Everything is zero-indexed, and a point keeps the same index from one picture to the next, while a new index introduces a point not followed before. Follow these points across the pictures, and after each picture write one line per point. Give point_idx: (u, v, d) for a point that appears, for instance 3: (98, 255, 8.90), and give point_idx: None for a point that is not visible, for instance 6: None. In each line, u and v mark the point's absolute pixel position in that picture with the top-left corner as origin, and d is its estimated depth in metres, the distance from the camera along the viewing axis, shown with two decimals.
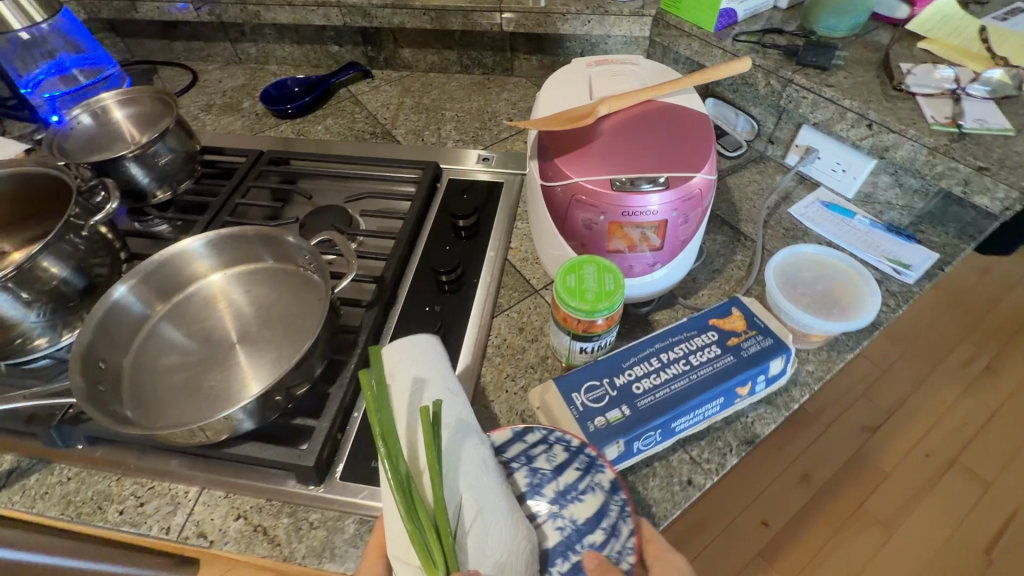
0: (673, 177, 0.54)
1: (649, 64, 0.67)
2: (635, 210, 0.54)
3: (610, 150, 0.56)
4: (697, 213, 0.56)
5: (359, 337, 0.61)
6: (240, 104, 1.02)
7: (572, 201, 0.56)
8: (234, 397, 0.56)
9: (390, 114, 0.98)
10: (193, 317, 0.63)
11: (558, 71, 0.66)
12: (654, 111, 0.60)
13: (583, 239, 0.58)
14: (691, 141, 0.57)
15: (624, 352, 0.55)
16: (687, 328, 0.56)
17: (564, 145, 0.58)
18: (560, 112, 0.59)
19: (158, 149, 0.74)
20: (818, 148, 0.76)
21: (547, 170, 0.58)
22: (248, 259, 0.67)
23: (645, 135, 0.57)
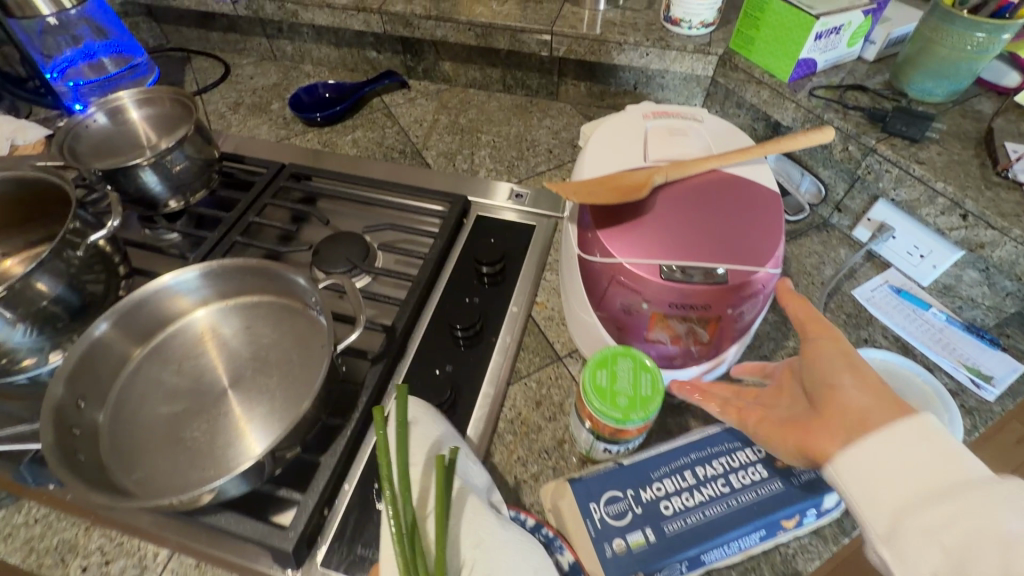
0: (732, 270, 0.47)
1: (715, 120, 0.60)
2: (684, 303, 0.48)
3: (662, 227, 0.50)
4: (751, 310, 0.50)
5: (360, 396, 0.56)
6: (269, 105, 0.97)
7: (613, 282, 0.50)
8: (216, 455, 0.51)
9: (423, 132, 0.92)
10: (183, 355, 0.58)
11: (612, 119, 0.60)
12: (717, 184, 0.53)
13: (620, 322, 0.53)
14: (757, 225, 0.50)
15: (652, 459, 0.48)
16: (730, 439, 0.49)
17: (610, 216, 0.52)
18: (608, 175, 0.53)
19: (174, 156, 0.69)
20: (894, 227, 0.67)
21: (589, 242, 0.52)
22: (252, 292, 0.62)
23: (704, 213, 0.51)
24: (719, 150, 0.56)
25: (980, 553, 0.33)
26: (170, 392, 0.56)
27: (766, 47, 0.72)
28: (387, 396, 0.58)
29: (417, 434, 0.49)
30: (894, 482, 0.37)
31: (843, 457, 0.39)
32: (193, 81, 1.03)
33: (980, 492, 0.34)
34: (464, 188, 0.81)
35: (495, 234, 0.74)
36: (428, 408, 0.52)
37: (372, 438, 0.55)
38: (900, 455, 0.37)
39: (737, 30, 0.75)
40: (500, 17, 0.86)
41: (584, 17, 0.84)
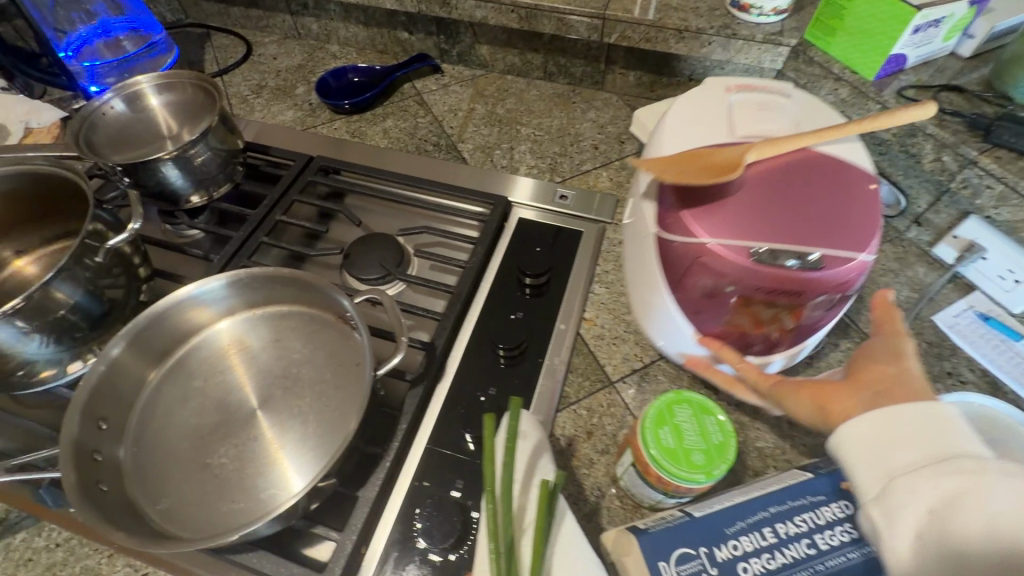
0: (827, 256, 0.45)
1: (802, 95, 0.56)
2: (775, 287, 0.47)
3: (750, 208, 0.47)
4: (840, 297, 0.49)
5: (399, 423, 0.52)
6: (294, 89, 0.91)
7: (697, 264, 0.48)
8: (246, 485, 0.48)
9: (458, 122, 0.85)
10: (208, 372, 0.54)
11: (688, 94, 0.56)
12: (807, 164, 0.50)
13: (698, 306, 0.52)
14: (852, 209, 0.47)
15: (727, 511, 0.43)
16: (813, 490, 0.44)
17: (696, 193, 0.50)
18: (695, 155, 0.51)
19: (198, 149, 0.64)
20: (987, 247, 0.60)
21: (669, 221, 0.50)
22: (281, 300, 0.58)
23: (795, 194, 0.48)
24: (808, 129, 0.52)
25: (961, 519, 0.33)
26: (196, 412, 0.52)
27: (849, 40, 0.64)
28: (426, 420, 0.54)
29: (524, 445, 0.48)
30: (894, 452, 0.36)
31: (856, 420, 0.38)
32: (213, 60, 0.97)
33: (973, 465, 0.34)
34: (504, 186, 0.75)
35: (539, 241, 0.68)
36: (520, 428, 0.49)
37: (411, 468, 0.51)
38: (906, 426, 0.36)
39: (815, 18, 0.67)
40: None
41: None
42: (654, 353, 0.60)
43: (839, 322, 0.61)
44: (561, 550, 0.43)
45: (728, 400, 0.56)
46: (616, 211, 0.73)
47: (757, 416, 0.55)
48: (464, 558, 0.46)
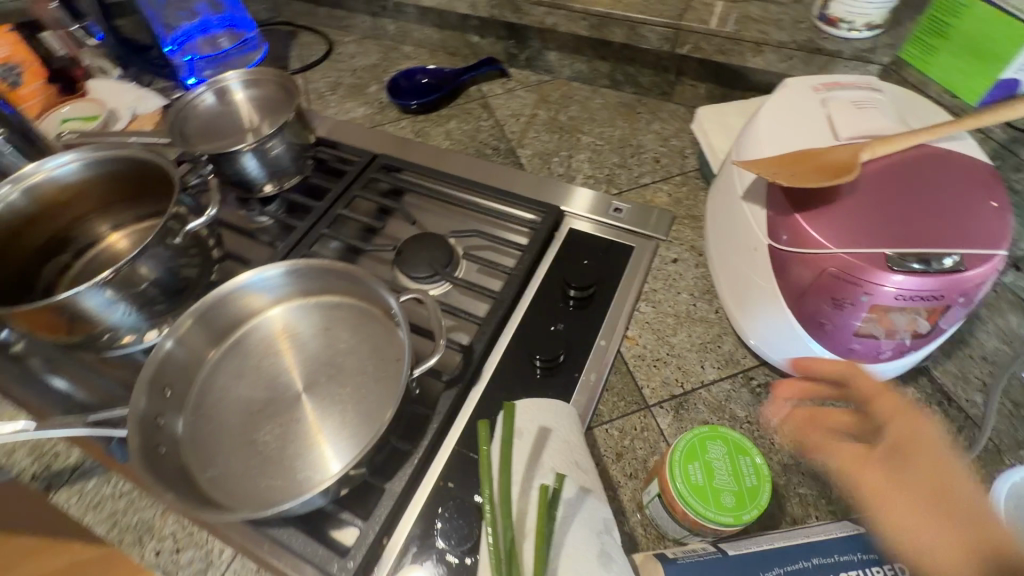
0: (970, 256, 0.41)
1: (894, 90, 0.53)
2: (910, 294, 0.43)
3: (873, 209, 0.44)
4: (973, 301, 0.44)
5: (430, 423, 0.53)
6: (366, 87, 0.96)
7: (822, 276, 0.45)
8: (285, 464, 0.51)
9: (520, 127, 0.86)
10: (261, 354, 0.58)
11: (772, 99, 0.54)
12: (924, 158, 0.46)
13: (821, 314, 0.47)
14: (983, 203, 0.44)
15: (765, 553, 0.41)
16: (865, 548, 0.41)
17: (813, 198, 0.46)
18: (802, 153, 0.47)
19: (274, 143, 0.69)
20: None
21: (781, 233, 0.47)
22: (332, 291, 0.60)
23: (924, 191, 0.44)
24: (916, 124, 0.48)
25: None
26: (250, 390, 0.56)
27: (950, 61, 0.59)
28: (457, 422, 0.55)
29: (522, 442, 0.49)
30: None
31: None
32: (297, 57, 1.03)
33: None
34: (556, 195, 0.75)
35: (587, 253, 0.67)
36: (547, 443, 0.49)
37: (439, 468, 0.52)
38: None
39: (914, 35, 0.62)
40: (620, 7, 0.77)
41: (716, 11, 0.74)
42: (696, 381, 0.57)
43: (908, 369, 0.56)
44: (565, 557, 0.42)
45: (772, 439, 0.53)
46: (671, 228, 0.70)
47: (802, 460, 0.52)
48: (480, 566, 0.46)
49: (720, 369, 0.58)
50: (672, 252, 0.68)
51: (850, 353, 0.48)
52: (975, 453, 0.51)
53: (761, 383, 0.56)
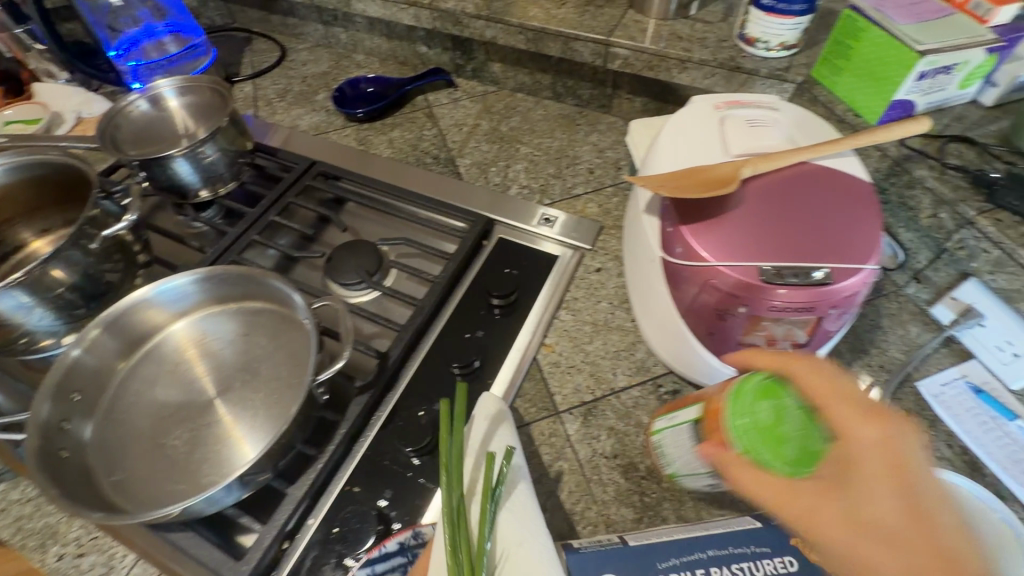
0: (837, 270, 0.43)
1: (792, 108, 0.55)
2: (785, 307, 0.44)
3: (756, 224, 0.46)
4: (852, 311, 0.46)
5: (339, 428, 0.54)
6: (315, 95, 0.97)
7: (706, 287, 0.46)
8: (190, 469, 0.51)
9: (461, 137, 0.87)
10: (177, 360, 0.58)
11: (677, 115, 0.55)
12: (807, 175, 0.48)
13: (710, 325, 0.49)
14: (857, 219, 0.46)
15: (663, 545, 0.43)
16: (759, 541, 0.42)
17: (700, 212, 0.48)
18: (692, 170, 0.49)
19: (206, 149, 0.70)
20: (984, 313, 0.55)
21: (673, 246, 0.49)
22: (251, 297, 0.61)
23: (804, 207, 0.46)
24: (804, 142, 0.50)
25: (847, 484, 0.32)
26: (163, 395, 0.56)
27: (853, 82, 0.61)
28: (369, 428, 0.56)
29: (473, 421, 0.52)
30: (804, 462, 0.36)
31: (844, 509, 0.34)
32: (249, 63, 1.04)
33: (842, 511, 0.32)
34: (491, 205, 0.76)
35: (513, 262, 0.69)
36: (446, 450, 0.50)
37: (347, 473, 0.53)
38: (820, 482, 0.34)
39: (823, 56, 0.64)
40: (554, 21, 0.79)
41: (646, 27, 0.76)
42: (607, 388, 0.59)
43: None
44: (510, 517, 0.45)
45: None
46: (598, 238, 0.72)
47: None
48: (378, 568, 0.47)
49: (631, 377, 0.59)
50: (597, 262, 0.70)
51: None
52: None
53: (669, 390, 0.58)
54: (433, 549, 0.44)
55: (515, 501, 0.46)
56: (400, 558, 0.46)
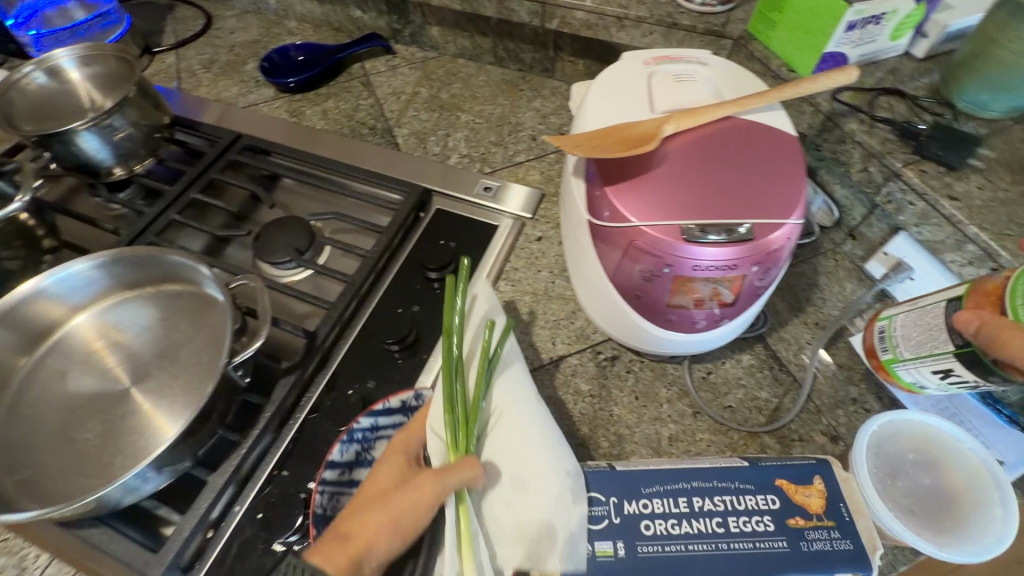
0: (759, 225, 0.43)
1: (720, 62, 0.53)
2: (708, 265, 0.44)
3: (680, 181, 0.44)
4: (779, 265, 0.46)
5: (264, 411, 0.52)
6: (243, 65, 0.91)
7: (631, 250, 0.45)
8: (103, 462, 0.48)
9: (399, 106, 0.84)
10: (88, 350, 0.55)
11: (605, 72, 0.53)
12: (732, 130, 0.47)
13: (638, 288, 0.48)
14: (781, 172, 0.45)
15: (649, 472, 0.45)
16: (744, 478, 0.44)
17: (623, 172, 0.46)
18: (617, 129, 0.47)
19: (115, 122, 0.65)
20: (913, 266, 0.56)
21: (598, 209, 0.47)
22: (167, 279, 0.57)
23: (728, 163, 0.45)
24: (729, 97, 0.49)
25: None
26: (75, 385, 0.53)
27: (786, 36, 0.60)
28: (298, 410, 0.54)
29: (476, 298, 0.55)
30: None
31: None
32: (171, 32, 0.97)
33: None
34: (429, 175, 0.73)
35: (452, 234, 0.67)
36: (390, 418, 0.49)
37: (274, 457, 0.51)
38: None
39: (758, 10, 0.63)
40: None
41: None
42: (546, 357, 0.58)
43: (745, 337, 0.58)
44: (504, 382, 0.50)
45: (610, 410, 0.54)
46: (539, 206, 0.70)
47: (637, 429, 0.53)
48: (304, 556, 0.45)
49: (571, 345, 0.59)
50: (537, 231, 0.68)
51: (668, 323, 0.49)
52: (795, 415, 0.53)
53: (608, 357, 0.58)
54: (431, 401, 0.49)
55: (513, 369, 0.51)
56: (401, 416, 0.51)
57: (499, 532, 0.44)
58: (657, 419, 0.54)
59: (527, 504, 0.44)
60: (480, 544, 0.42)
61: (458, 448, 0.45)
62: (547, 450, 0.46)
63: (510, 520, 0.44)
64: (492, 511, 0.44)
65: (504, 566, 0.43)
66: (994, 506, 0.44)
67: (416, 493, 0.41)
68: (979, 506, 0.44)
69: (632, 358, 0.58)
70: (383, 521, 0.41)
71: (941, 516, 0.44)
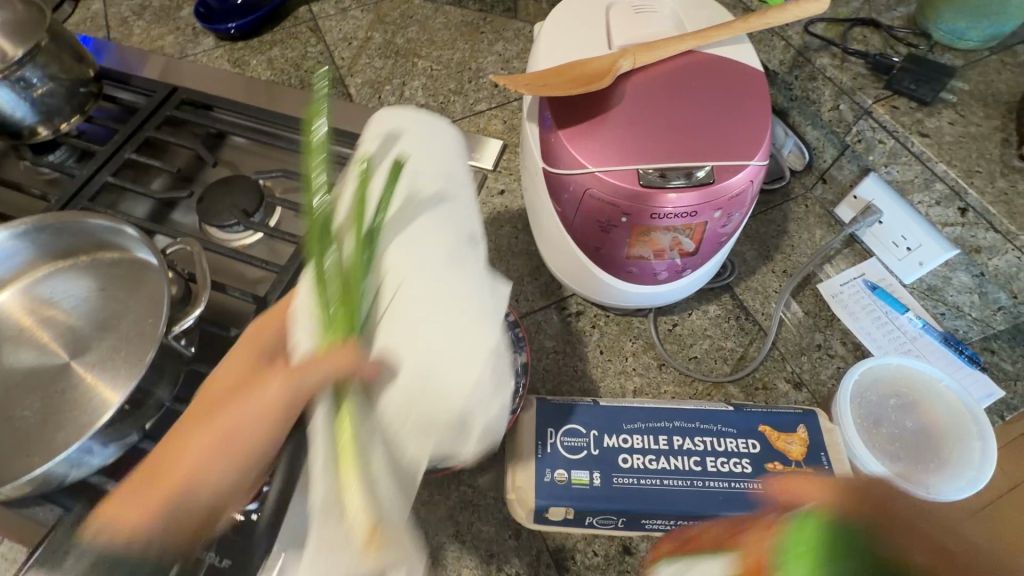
0: (719, 168, 0.41)
1: None
2: (668, 210, 0.42)
3: (636, 123, 0.42)
4: (743, 210, 0.44)
5: None
6: (179, 11, 0.83)
7: (587, 198, 0.43)
8: (46, 439, 0.46)
9: (351, 53, 0.78)
10: (21, 324, 0.52)
11: (560, 6, 0.49)
12: (691, 66, 0.44)
13: (596, 240, 0.46)
14: (743, 108, 0.43)
15: (631, 410, 0.45)
16: (728, 422, 0.44)
17: (577, 114, 0.43)
18: (570, 68, 0.44)
19: (29, 75, 0.59)
20: (882, 208, 0.54)
21: (552, 155, 0.44)
22: (102, 246, 0.54)
23: (687, 101, 0.43)
24: (692, 31, 0.46)
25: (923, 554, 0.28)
26: (11, 360, 0.50)
27: None
28: None
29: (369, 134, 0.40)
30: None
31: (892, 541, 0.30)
32: None
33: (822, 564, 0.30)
34: None
35: None
36: None
37: None
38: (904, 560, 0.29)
39: None
40: None
41: None
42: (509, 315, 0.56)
43: (712, 287, 0.57)
44: (401, 245, 0.35)
45: (575, 366, 0.53)
46: (501, 157, 0.67)
47: (602, 384, 0.52)
48: (265, 522, 0.43)
49: (535, 301, 0.57)
50: (500, 183, 0.65)
51: (630, 276, 0.48)
52: (760, 364, 0.53)
53: (573, 313, 0.56)
54: (300, 283, 0.36)
55: (416, 221, 0.36)
56: None
57: (404, 433, 0.32)
58: (622, 372, 0.53)
59: (438, 391, 0.32)
60: (372, 455, 0.30)
61: (331, 340, 0.32)
62: (464, 327, 0.33)
63: (417, 417, 0.32)
64: (389, 408, 0.32)
65: (416, 463, 0.32)
66: (972, 440, 0.44)
67: (268, 397, 0.32)
68: (958, 440, 0.44)
69: (597, 313, 0.56)
70: (227, 431, 0.32)
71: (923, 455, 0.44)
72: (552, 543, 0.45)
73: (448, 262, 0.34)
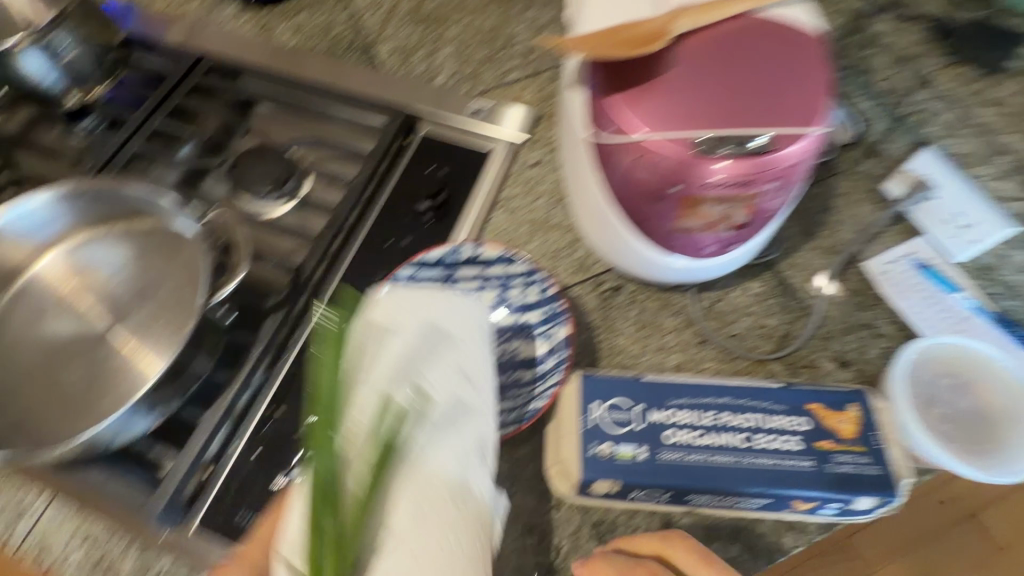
0: (779, 135, 0.39)
1: None
2: (723, 180, 0.40)
3: (693, 87, 0.40)
4: (799, 181, 0.42)
5: (254, 349, 0.50)
6: None
7: (638, 166, 0.41)
8: (91, 404, 0.47)
9: (379, 18, 0.75)
10: (61, 291, 0.52)
11: None
12: (750, 27, 0.42)
13: (643, 211, 0.45)
14: (804, 73, 0.40)
15: (677, 385, 0.44)
16: (776, 400, 0.43)
17: (628, 79, 0.41)
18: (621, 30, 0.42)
19: (58, 41, 0.59)
20: (936, 183, 0.51)
21: (601, 121, 0.43)
22: (138, 214, 0.54)
23: (745, 64, 0.41)
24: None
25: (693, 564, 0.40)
26: (54, 325, 0.51)
27: None
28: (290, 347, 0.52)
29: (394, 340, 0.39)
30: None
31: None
32: None
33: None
34: (417, 96, 0.67)
35: (444, 161, 0.62)
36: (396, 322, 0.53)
37: (270, 394, 0.50)
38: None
39: None
40: None
41: None
42: None
43: (755, 263, 0.55)
44: (408, 494, 0.35)
45: (614, 341, 0.52)
46: (536, 127, 0.65)
47: (642, 360, 0.52)
48: None
49: (572, 275, 0.56)
50: (535, 154, 0.63)
51: (676, 249, 0.47)
52: (804, 342, 0.52)
53: (611, 288, 0.55)
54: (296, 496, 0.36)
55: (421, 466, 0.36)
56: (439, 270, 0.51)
57: None
58: (662, 348, 0.52)
59: None
60: None
61: None
62: None
63: None
64: None
65: None
66: None
67: None
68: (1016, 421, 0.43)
69: (636, 288, 0.55)
70: None
71: (977, 436, 0.43)
72: (594, 516, 0.45)
73: (452, 510, 0.35)
